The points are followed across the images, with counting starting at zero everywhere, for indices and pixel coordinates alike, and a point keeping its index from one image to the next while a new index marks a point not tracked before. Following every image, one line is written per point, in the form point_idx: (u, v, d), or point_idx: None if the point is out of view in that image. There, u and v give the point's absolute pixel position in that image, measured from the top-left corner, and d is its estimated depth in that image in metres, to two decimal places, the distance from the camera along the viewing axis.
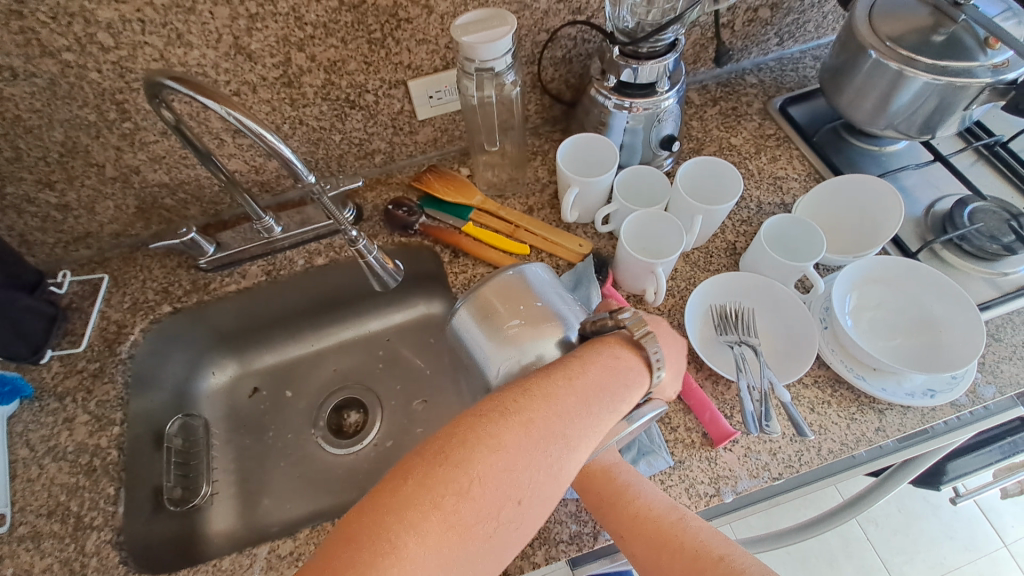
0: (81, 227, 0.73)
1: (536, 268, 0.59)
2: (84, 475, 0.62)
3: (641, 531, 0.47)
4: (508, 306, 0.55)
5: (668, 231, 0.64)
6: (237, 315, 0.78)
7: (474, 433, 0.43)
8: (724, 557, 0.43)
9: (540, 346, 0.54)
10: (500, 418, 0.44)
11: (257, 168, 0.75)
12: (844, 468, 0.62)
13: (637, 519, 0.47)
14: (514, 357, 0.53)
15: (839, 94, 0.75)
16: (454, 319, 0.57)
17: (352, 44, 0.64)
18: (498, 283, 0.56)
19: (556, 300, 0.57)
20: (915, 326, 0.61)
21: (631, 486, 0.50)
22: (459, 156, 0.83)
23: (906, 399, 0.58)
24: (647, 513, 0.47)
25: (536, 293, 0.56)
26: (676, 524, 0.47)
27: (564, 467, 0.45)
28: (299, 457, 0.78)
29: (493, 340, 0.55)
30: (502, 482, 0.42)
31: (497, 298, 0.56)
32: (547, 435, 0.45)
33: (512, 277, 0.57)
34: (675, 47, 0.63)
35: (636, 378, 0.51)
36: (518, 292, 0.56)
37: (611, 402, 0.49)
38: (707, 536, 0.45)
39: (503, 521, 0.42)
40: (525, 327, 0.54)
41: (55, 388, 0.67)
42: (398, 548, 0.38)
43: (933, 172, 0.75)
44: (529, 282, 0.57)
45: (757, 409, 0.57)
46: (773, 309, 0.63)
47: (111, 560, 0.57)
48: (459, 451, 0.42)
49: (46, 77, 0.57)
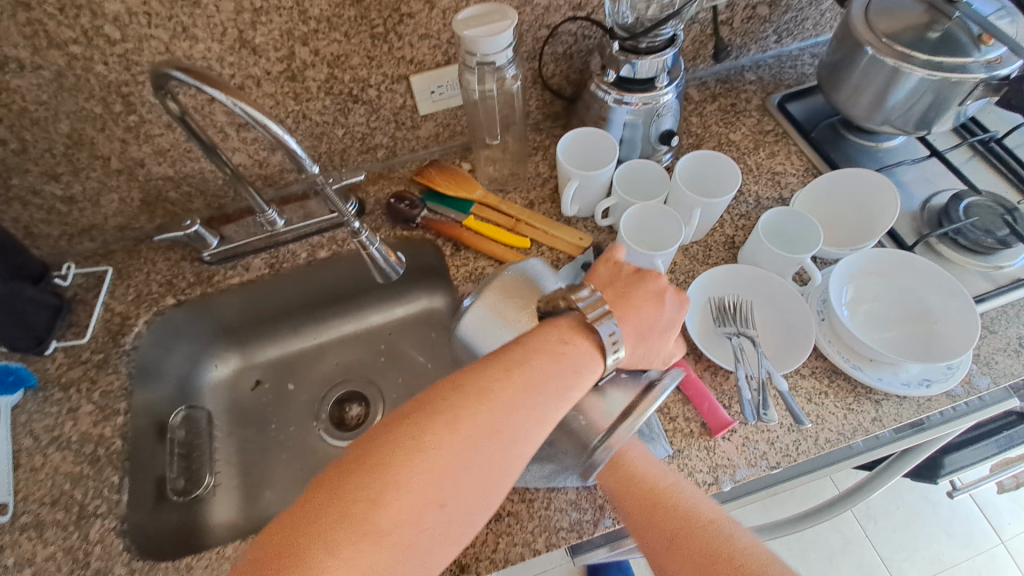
0: (86, 219, 0.74)
1: (532, 260, 0.60)
2: (88, 464, 0.62)
3: (637, 490, 0.50)
4: (513, 303, 0.57)
5: (665, 224, 0.65)
6: (240, 307, 0.79)
7: (395, 437, 0.42)
8: (713, 521, 0.47)
9: None
10: (424, 419, 0.43)
11: (261, 162, 0.76)
12: (841, 458, 0.63)
13: (634, 479, 0.50)
14: None
15: (837, 90, 0.76)
16: (460, 323, 0.58)
17: (355, 38, 0.65)
18: (501, 282, 0.58)
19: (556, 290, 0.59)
20: (910, 317, 0.62)
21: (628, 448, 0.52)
22: (460, 151, 0.83)
23: (903, 388, 0.59)
24: (643, 473, 0.50)
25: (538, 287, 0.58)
26: (670, 487, 0.50)
27: (496, 466, 0.43)
28: (301, 449, 0.78)
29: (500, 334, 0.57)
30: (424, 484, 0.40)
31: (500, 298, 0.57)
32: (475, 433, 0.43)
33: (512, 274, 0.58)
34: (674, 42, 0.64)
35: (588, 360, 0.49)
36: (520, 290, 0.58)
37: (558, 385, 0.47)
38: (697, 501, 0.49)
39: (427, 526, 0.40)
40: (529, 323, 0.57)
41: (60, 378, 0.68)
42: (310, 560, 0.37)
43: (929, 167, 0.76)
44: (532, 277, 0.59)
45: (755, 397, 0.58)
46: (770, 301, 0.64)
47: (114, 547, 0.58)
48: (376, 456, 0.41)
49: (53, 69, 0.58)
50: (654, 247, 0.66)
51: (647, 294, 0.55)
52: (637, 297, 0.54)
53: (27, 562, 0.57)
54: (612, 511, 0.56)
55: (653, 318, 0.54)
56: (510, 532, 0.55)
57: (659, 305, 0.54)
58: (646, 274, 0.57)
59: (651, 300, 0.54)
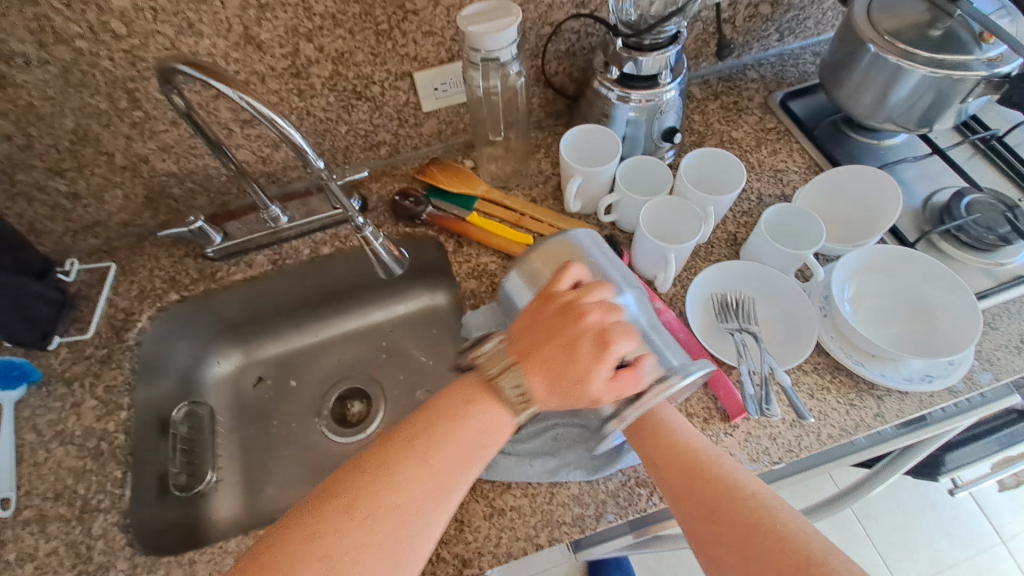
0: (90, 215, 0.74)
1: (582, 231, 0.59)
2: (92, 459, 0.63)
3: (679, 459, 0.49)
4: (553, 268, 0.57)
5: (685, 223, 0.66)
6: (242, 304, 0.79)
7: (292, 532, 0.42)
8: (756, 493, 0.46)
9: None
10: (320, 505, 0.43)
11: (264, 159, 0.76)
12: (842, 454, 0.63)
13: (676, 449, 0.50)
14: None
15: (839, 88, 0.76)
16: (505, 283, 0.60)
17: (360, 35, 0.65)
18: (545, 247, 0.58)
19: (604, 263, 0.56)
20: (911, 313, 0.62)
21: (671, 421, 0.53)
22: (463, 149, 0.84)
23: (905, 384, 0.59)
24: (685, 443, 0.50)
25: (583, 257, 0.56)
26: (713, 460, 0.49)
27: (400, 539, 0.42)
28: (303, 445, 0.78)
29: None
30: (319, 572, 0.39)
31: (543, 262, 0.57)
32: (374, 510, 0.42)
33: (558, 241, 0.58)
34: (677, 40, 0.65)
35: (495, 421, 0.48)
36: (565, 256, 0.57)
37: (456, 452, 0.46)
38: (740, 475, 0.48)
39: None
40: None
41: (63, 373, 0.68)
42: None
43: (930, 165, 0.76)
44: (575, 246, 0.57)
45: (756, 393, 0.58)
46: (773, 297, 0.64)
47: (117, 542, 0.58)
48: (271, 551, 0.41)
49: (59, 65, 0.58)
50: (666, 240, 0.67)
51: (566, 335, 0.48)
52: (551, 341, 0.48)
53: (30, 556, 0.57)
54: (614, 506, 0.56)
55: (571, 365, 0.47)
56: (513, 526, 0.55)
57: (575, 351, 0.47)
58: (574, 305, 0.50)
59: (569, 340, 0.48)
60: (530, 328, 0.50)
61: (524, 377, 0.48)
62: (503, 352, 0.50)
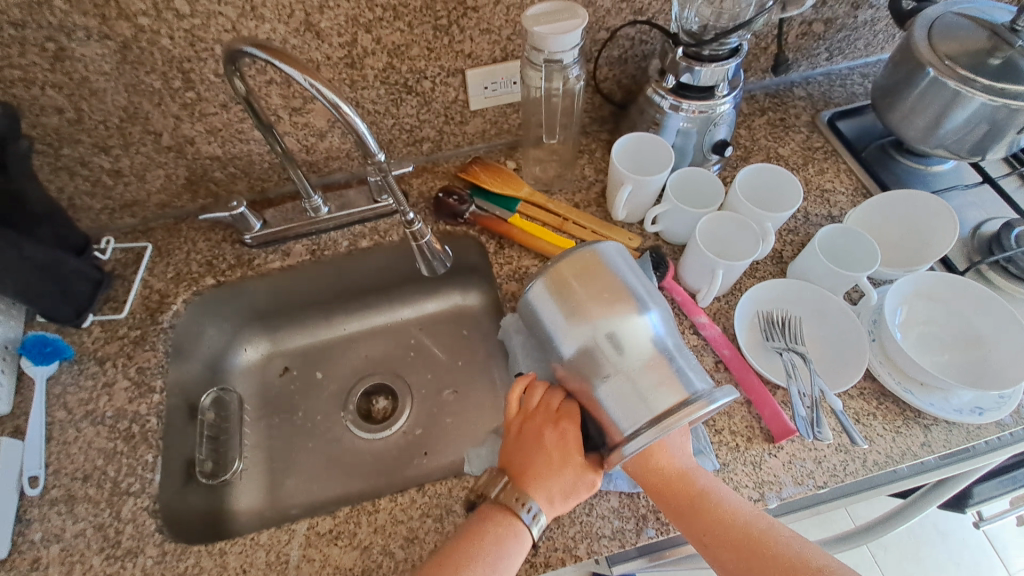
0: (130, 194, 0.73)
1: (612, 245, 0.54)
2: (122, 441, 0.62)
3: (730, 537, 0.47)
4: (583, 282, 0.51)
5: (745, 240, 0.64)
6: (274, 292, 0.78)
7: None
8: (823, 568, 0.45)
9: (614, 326, 0.49)
10: None
11: (308, 148, 0.75)
12: (886, 481, 0.61)
13: (726, 525, 0.48)
14: (587, 335, 0.49)
15: (891, 111, 0.75)
16: (529, 292, 0.53)
17: (418, 29, 0.64)
18: (574, 258, 0.52)
19: (631, 279, 0.52)
20: (961, 342, 0.61)
21: (707, 489, 0.50)
22: (506, 150, 0.83)
23: (955, 415, 0.58)
24: (729, 514, 0.48)
25: (613, 271, 0.51)
26: (765, 532, 0.47)
27: None
28: (327, 438, 0.76)
29: (568, 314, 0.50)
30: None
31: (571, 273, 0.51)
32: None
33: (588, 251, 0.52)
34: (738, 53, 0.63)
35: (507, 529, 0.50)
36: (593, 270, 0.51)
37: (487, 559, 0.48)
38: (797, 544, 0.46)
39: None
40: (599, 304, 0.49)
41: (96, 352, 0.67)
42: None
43: (979, 194, 0.75)
44: (606, 260, 0.52)
45: (808, 415, 0.57)
46: (822, 318, 0.63)
47: (147, 527, 0.57)
48: None
49: (119, 40, 0.58)
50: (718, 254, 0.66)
51: (532, 446, 0.54)
52: (527, 457, 0.53)
53: (56, 538, 0.56)
54: (655, 521, 0.55)
55: (551, 462, 0.52)
56: (551, 536, 0.54)
57: (545, 447, 0.53)
58: (527, 417, 0.56)
59: (538, 446, 0.53)
60: (509, 461, 0.55)
61: (523, 491, 0.51)
62: (497, 478, 0.53)
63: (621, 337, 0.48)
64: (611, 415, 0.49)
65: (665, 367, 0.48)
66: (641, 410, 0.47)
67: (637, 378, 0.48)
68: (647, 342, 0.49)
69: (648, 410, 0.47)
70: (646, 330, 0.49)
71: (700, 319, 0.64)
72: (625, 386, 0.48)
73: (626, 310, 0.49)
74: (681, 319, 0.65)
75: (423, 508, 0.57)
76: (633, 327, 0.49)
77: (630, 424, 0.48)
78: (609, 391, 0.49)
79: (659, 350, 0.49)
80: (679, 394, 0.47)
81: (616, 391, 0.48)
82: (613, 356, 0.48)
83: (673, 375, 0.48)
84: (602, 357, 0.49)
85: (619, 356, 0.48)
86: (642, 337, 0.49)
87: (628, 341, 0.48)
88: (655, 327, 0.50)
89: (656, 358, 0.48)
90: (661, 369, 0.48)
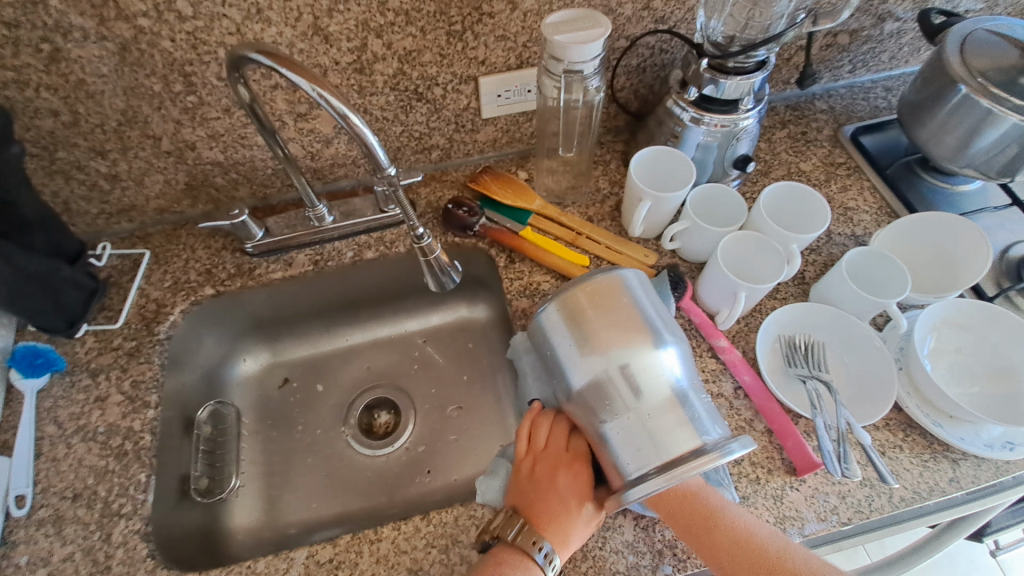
0: (128, 199, 0.71)
1: (633, 273, 0.51)
2: (115, 459, 0.59)
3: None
4: (598, 310, 0.48)
5: (769, 262, 0.62)
6: (274, 302, 0.75)
7: None
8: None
9: (626, 358, 0.46)
10: None
11: (313, 154, 0.73)
12: (910, 517, 0.57)
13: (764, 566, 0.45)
14: (598, 366, 0.47)
15: (919, 127, 0.72)
16: (540, 315, 0.51)
17: (431, 34, 0.62)
18: (590, 284, 0.49)
19: (649, 309, 0.49)
20: (992, 372, 0.59)
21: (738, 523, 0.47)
22: (517, 159, 0.80)
23: (984, 451, 0.56)
24: (763, 551, 0.46)
25: (631, 301, 0.49)
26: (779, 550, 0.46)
27: None
28: (327, 454, 0.73)
29: (579, 344, 0.48)
30: None
31: (586, 299, 0.49)
32: None
33: (606, 278, 0.50)
34: (765, 66, 0.61)
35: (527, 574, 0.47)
36: (611, 298, 0.49)
37: None
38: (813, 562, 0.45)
39: None
40: (614, 335, 0.47)
41: (89, 363, 0.65)
42: None
43: (1008, 216, 0.73)
44: (623, 288, 0.50)
45: (835, 449, 0.54)
46: (847, 345, 0.60)
47: (138, 552, 0.54)
48: None
49: (118, 42, 0.55)
50: (740, 276, 0.63)
51: (545, 487, 0.52)
52: (540, 498, 0.51)
53: (42, 562, 0.54)
54: (671, 557, 0.52)
55: (566, 505, 0.50)
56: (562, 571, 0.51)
57: (559, 489, 0.51)
58: (534, 456, 0.54)
59: (551, 488, 0.51)
60: (518, 499, 0.52)
61: (540, 533, 0.49)
62: (510, 517, 0.50)
63: (635, 373, 0.46)
64: (617, 455, 0.46)
65: (678, 410, 0.46)
66: (650, 453, 0.45)
67: (648, 418, 0.45)
68: (662, 381, 0.46)
69: (657, 454, 0.44)
70: (662, 368, 0.46)
71: (719, 342, 0.61)
72: (635, 426, 0.45)
73: (641, 343, 0.47)
74: (699, 342, 0.63)
75: (428, 538, 0.54)
76: (648, 364, 0.46)
77: (637, 467, 0.45)
78: (616, 430, 0.46)
79: (674, 392, 0.46)
80: (692, 440, 0.44)
81: (624, 431, 0.46)
82: (625, 392, 0.46)
83: (688, 419, 0.45)
84: (614, 392, 0.46)
85: (631, 393, 0.46)
86: (657, 374, 0.46)
87: (642, 378, 0.46)
88: (671, 364, 0.47)
89: (671, 399, 0.46)
90: (675, 411, 0.45)
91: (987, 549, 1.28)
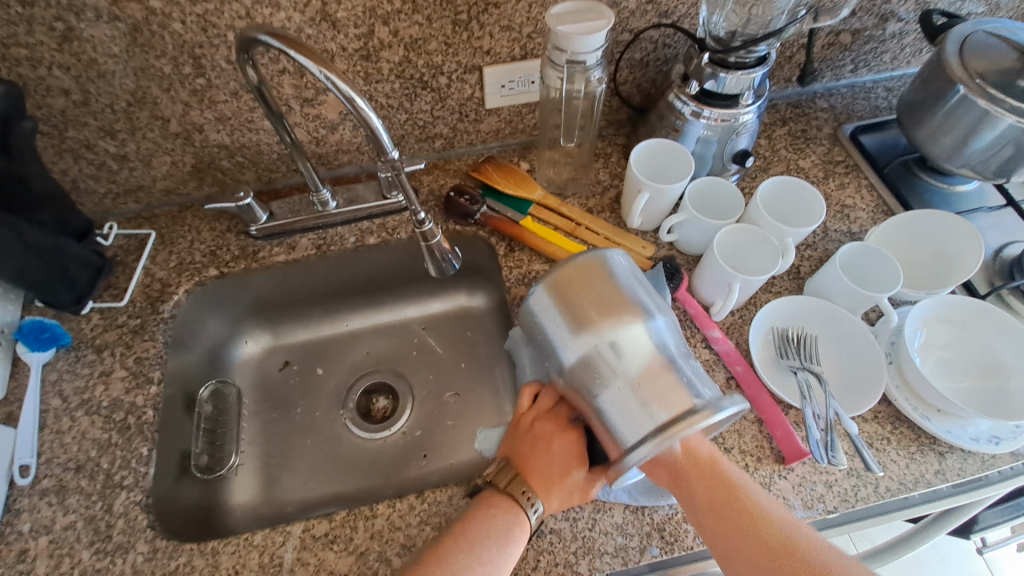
0: (135, 179, 0.72)
1: (616, 252, 0.52)
2: (117, 432, 0.60)
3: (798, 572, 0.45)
4: (582, 289, 0.49)
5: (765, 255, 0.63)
6: (276, 285, 0.76)
7: None
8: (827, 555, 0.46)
9: (614, 333, 0.47)
10: None
11: (318, 140, 0.74)
12: (897, 507, 0.58)
13: (774, 543, 0.46)
14: (587, 342, 0.47)
15: (917, 127, 0.72)
16: (528, 300, 0.52)
17: (437, 23, 0.63)
18: (574, 265, 0.50)
19: (632, 285, 0.50)
20: (980, 368, 0.60)
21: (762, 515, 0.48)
22: (519, 150, 0.81)
23: (970, 444, 0.56)
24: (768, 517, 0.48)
25: (615, 278, 0.50)
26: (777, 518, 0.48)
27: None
28: (326, 436, 0.74)
29: (568, 322, 0.49)
30: None
31: (571, 280, 0.49)
32: None
33: (589, 257, 0.50)
34: (765, 61, 0.61)
35: (514, 515, 0.50)
36: (597, 277, 0.49)
37: (496, 536, 0.49)
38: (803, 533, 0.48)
39: None
40: (600, 311, 0.48)
41: (94, 340, 0.66)
42: None
43: (1004, 216, 0.73)
44: (607, 266, 0.50)
45: (822, 438, 0.55)
46: (839, 339, 0.61)
47: (139, 523, 0.55)
48: None
49: (129, 22, 0.56)
50: (737, 269, 0.64)
51: (543, 445, 0.54)
52: (535, 453, 0.54)
53: (45, 529, 0.55)
54: (659, 539, 0.53)
55: (555, 466, 0.53)
56: (552, 551, 0.53)
57: (555, 451, 0.54)
58: (538, 416, 0.57)
59: (546, 447, 0.54)
60: (517, 453, 0.55)
61: (528, 484, 0.52)
62: (506, 466, 0.54)
63: (623, 346, 0.47)
64: (613, 426, 0.47)
65: (669, 376, 0.47)
66: (645, 420, 0.46)
67: (642, 387, 0.46)
68: (650, 351, 0.47)
69: (653, 420, 0.45)
70: (649, 339, 0.47)
71: (713, 333, 0.62)
72: (629, 396, 0.46)
73: (627, 317, 0.47)
74: (694, 332, 0.64)
75: (421, 516, 0.55)
76: (637, 337, 0.47)
77: (633, 436, 0.46)
78: (611, 401, 0.47)
79: (665, 360, 0.47)
80: (684, 404, 0.46)
81: (619, 401, 0.47)
82: (616, 366, 0.47)
83: (679, 384, 0.46)
84: (605, 364, 0.47)
85: (622, 366, 0.47)
86: (645, 345, 0.47)
87: (630, 349, 0.47)
88: (658, 335, 0.48)
89: (661, 366, 0.47)
90: (665, 378, 0.46)
91: (976, 549, 1.28)
